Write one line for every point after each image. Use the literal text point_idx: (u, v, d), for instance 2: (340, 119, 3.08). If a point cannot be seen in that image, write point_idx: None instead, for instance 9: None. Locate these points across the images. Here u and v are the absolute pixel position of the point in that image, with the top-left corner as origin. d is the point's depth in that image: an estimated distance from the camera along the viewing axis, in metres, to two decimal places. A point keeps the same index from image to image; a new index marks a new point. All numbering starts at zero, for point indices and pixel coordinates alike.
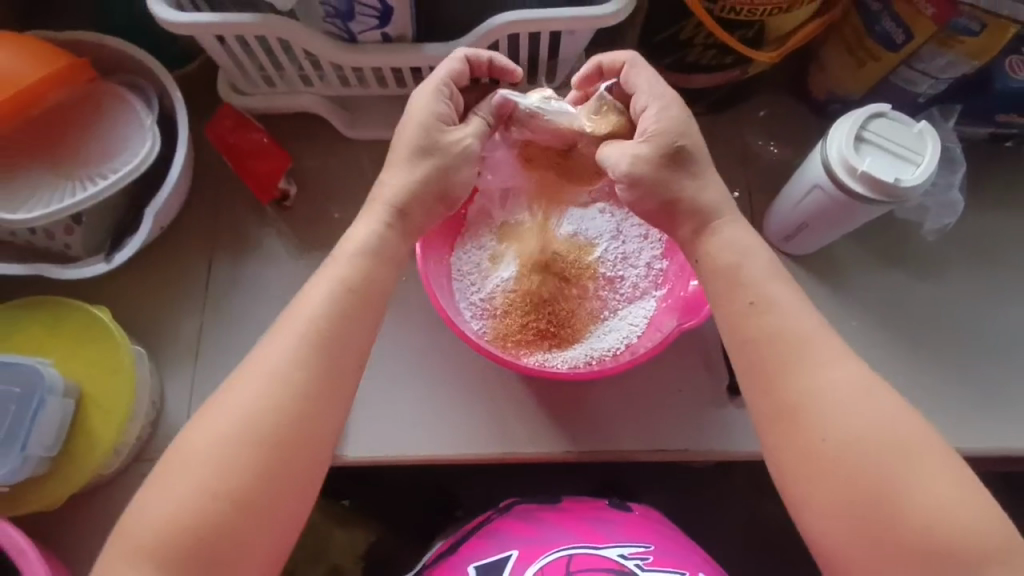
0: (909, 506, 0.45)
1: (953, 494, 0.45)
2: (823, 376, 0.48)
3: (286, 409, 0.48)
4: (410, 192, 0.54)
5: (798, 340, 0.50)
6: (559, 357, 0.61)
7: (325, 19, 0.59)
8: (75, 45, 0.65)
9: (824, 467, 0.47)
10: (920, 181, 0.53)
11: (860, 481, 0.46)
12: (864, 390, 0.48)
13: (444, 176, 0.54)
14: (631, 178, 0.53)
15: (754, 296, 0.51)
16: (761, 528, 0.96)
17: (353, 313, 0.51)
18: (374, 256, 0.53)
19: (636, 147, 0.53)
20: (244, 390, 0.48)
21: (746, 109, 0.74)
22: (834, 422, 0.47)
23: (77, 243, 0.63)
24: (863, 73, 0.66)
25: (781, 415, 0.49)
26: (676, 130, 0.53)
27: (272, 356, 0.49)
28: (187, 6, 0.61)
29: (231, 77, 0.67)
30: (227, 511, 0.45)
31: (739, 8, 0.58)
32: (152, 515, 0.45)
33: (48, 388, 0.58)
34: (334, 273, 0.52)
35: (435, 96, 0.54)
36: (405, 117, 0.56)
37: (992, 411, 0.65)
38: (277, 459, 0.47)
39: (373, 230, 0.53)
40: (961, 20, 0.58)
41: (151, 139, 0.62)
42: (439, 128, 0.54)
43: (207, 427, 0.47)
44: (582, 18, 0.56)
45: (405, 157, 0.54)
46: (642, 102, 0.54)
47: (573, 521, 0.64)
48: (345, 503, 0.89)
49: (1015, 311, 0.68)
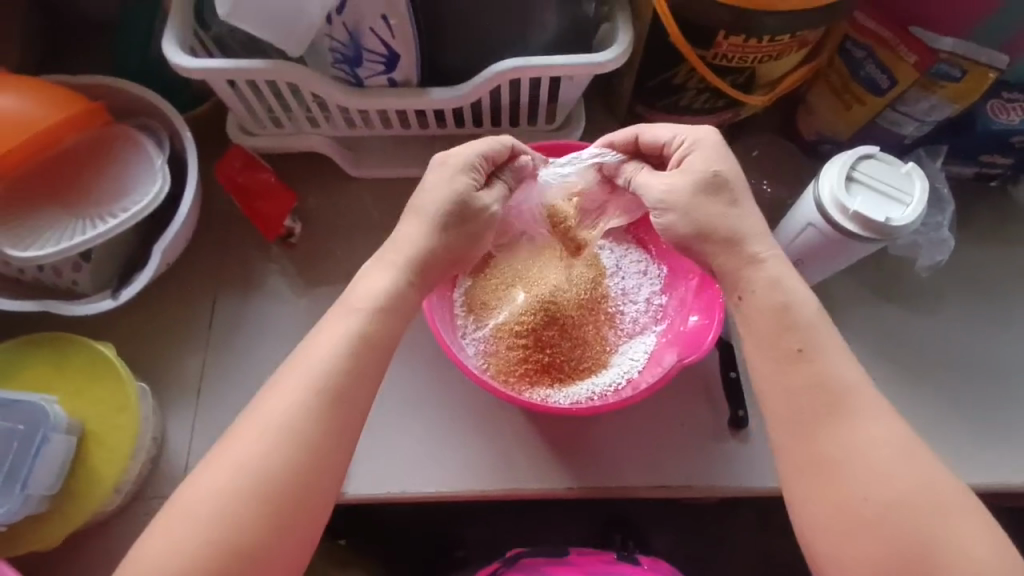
0: (936, 551, 0.45)
1: (976, 539, 0.45)
2: (845, 419, 0.49)
3: (295, 460, 0.48)
4: (430, 249, 0.56)
5: (810, 375, 0.50)
6: (561, 394, 0.61)
7: (333, 64, 0.62)
8: (89, 88, 0.67)
9: (855, 515, 0.46)
10: (908, 221, 0.55)
11: (890, 531, 0.46)
12: (882, 433, 0.48)
13: (465, 238, 0.57)
14: (665, 208, 0.56)
15: (772, 338, 0.52)
16: (768, 566, 0.94)
17: (365, 366, 0.51)
18: (385, 314, 0.53)
19: (671, 179, 0.56)
20: (247, 434, 0.48)
21: (740, 148, 0.77)
22: (855, 468, 0.47)
23: (85, 280, 0.64)
24: (850, 116, 0.69)
25: (796, 453, 0.49)
26: (725, 161, 0.56)
27: (279, 405, 0.49)
28: (199, 51, 0.64)
29: (241, 119, 0.69)
30: (227, 554, 0.45)
31: (730, 55, 0.60)
32: (156, 563, 0.45)
33: (53, 425, 0.58)
34: (344, 327, 0.52)
35: (470, 169, 0.56)
36: (432, 178, 0.57)
37: (989, 447, 0.65)
38: (286, 507, 0.47)
39: (390, 283, 0.54)
40: (942, 66, 0.62)
41: (162, 179, 0.63)
42: (469, 195, 0.56)
43: (224, 457, 0.48)
44: (580, 65, 0.59)
45: (432, 216, 0.56)
46: (683, 147, 0.57)
47: (580, 575, 0.64)
48: (341, 543, 0.85)
49: (1009, 345, 0.69)
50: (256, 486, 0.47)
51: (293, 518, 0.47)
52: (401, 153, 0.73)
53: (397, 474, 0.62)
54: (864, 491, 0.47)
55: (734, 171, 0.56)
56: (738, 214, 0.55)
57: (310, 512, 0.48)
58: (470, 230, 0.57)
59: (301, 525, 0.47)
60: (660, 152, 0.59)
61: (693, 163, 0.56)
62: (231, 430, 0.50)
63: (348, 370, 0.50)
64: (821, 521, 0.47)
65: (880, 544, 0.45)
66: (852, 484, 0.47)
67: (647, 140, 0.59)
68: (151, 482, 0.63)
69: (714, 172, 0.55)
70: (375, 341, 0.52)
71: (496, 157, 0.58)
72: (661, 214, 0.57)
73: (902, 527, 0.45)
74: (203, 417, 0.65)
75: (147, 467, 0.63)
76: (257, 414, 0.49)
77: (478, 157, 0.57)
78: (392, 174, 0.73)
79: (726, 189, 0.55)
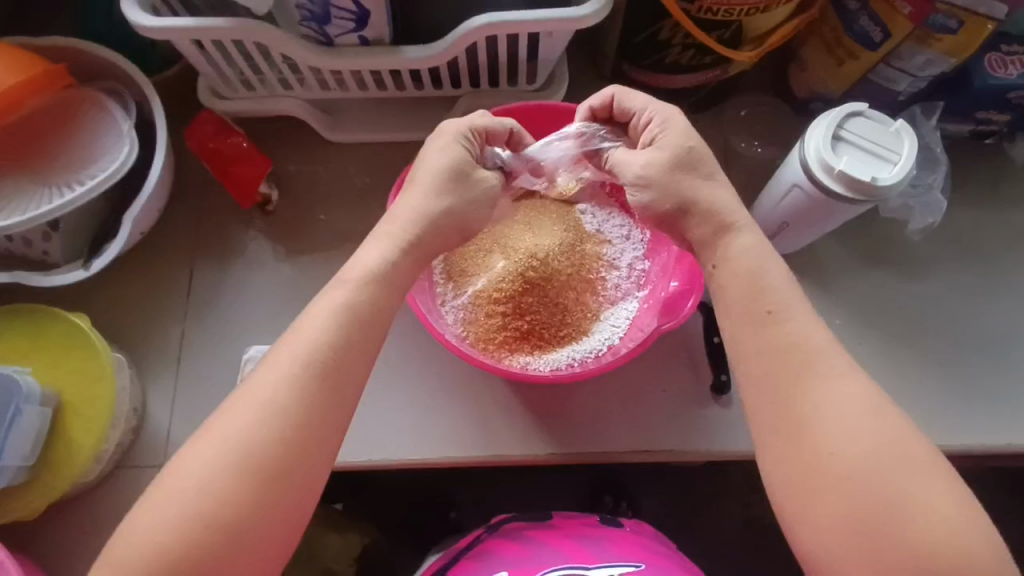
0: (909, 524, 0.44)
1: (954, 514, 0.44)
2: (832, 396, 0.47)
3: (281, 438, 0.47)
4: (430, 222, 0.54)
5: (794, 347, 0.49)
6: (541, 360, 0.60)
7: (301, 23, 0.59)
8: (50, 50, 0.65)
9: (828, 483, 0.45)
10: (897, 179, 0.53)
11: (865, 501, 0.44)
12: (868, 406, 0.47)
13: (464, 214, 0.55)
14: (644, 185, 0.54)
15: (745, 301, 0.51)
16: (758, 526, 0.96)
17: (358, 340, 0.50)
18: (377, 286, 0.52)
19: (648, 156, 0.55)
20: (230, 415, 0.47)
21: (729, 108, 0.75)
22: (837, 438, 0.46)
23: (56, 249, 0.62)
24: (843, 72, 0.66)
25: (785, 429, 0.47)
26: (693, 137, 0.55)
27: (271, 387, 0.48)
28: (164, 11, 0.61)
29: (211, 83, 0.66)
30: (213, 531, 0.45)
31: (716, 8, 0.58)
32: (135, 548, 0.44)
33: (26, 397, 0.57)
34: (333, 301, 0.51)
35: (464, 138, 0.55)
36: (429, 145, 0.56)
37: (974, 410, 0.65)
38: (267, 488, 0.46)
39: (384, 258, 0.52)
40: (938, 17, 0.58)
41: (129, 145, 0.61)
42: (471, 166, 0.55)
43: (206, 441, 0.47)
44: (558, 20, 0.56)
45: (432, 184, 0.54)
46: (652, 122, 0.56)
47: (559, 538, 0.64)
48: (337, 506, 0.87)
49: (1001, 305, 0.68)
50: (242, 459, 0.46)
51: (277, 497, 0.46)
52: (380, 115, 0.71)
53: (378, 442, 0.62)
54: (848, 459, 0.45)
55: (703, 152, 0.55)
56: (712, 187, 0.54)
57: (291, 491, 0.46)
58: (468, 204, 0.55)
59: (287, 496, 0.46)
60: (628, 122, 0.58)
61: (669, 142, 0.55)
62: (214, 414, 0.48)
63: (335, 347, 0.49)
64: (797, 493, 0.46)
65: (853, 513, 0.44)
66: (844, 442, 0.46)
67: (622, 105, 0.57)
68: (133, 450, 0.63)
69: (689, 148, 0.54)
70: (366, 316, 0.51)
71: (491, 132, 0.57)
72: (639, 191, 0.55)
73: (878, 499, 0.44)
74: (184, 386, 0.65)
75: (128, 437, 0.63)
76: (243, 397, 0.48)
77: (469, 129, 0.56)
78: (370, 138, 0.71)
79: (702, 164, 0.54)
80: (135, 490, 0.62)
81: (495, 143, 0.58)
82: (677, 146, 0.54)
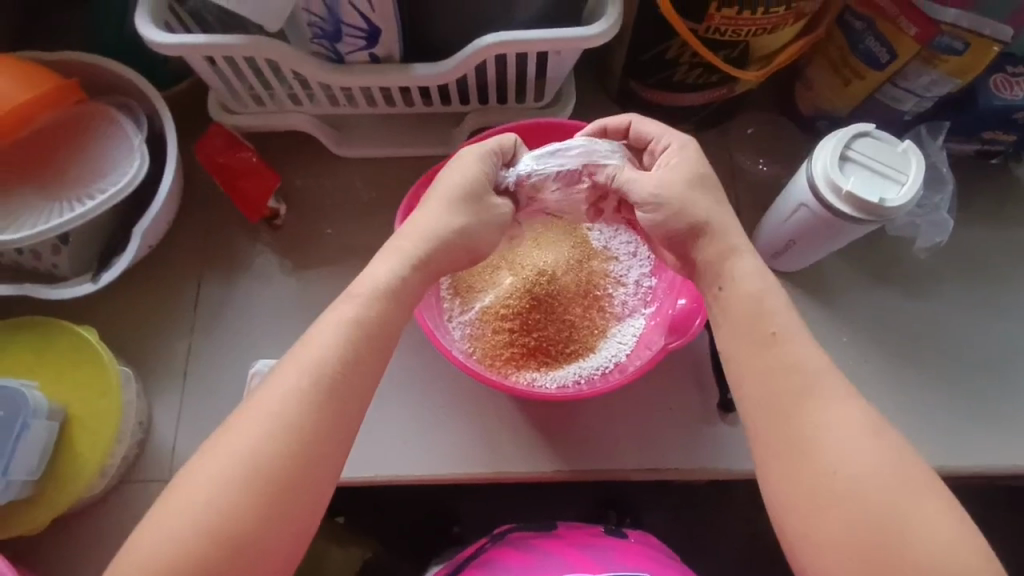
0: (913, 546, 0.43)
1: (957, 537, 0.44)
2: (837, 417, 0.47)
3: (290, 453, 0.47)
4: (441, 239, 0.54)
5: (802, 367, 0.49)
6: (548, 377, 0.60)
7: (312, 40, 0.60)
8: (63, 65, 0.65)
9: (831, 503, 0.45)
10: (905, 200, 0.53)
11: (868, 523, 0.44)
12: (872, 427, 0.47)
13: (475, 234, 0.55)
14: (656, 202, 0.54)
15: (751, 321, 0.50)
16: (762, 543, 0.95)
17: (365, 354, 0.50)
18: (387, 301, 0.52)
19: (660, 176, 0.55)
20: (240, 428, 0.47)
21: (735, 126, 0.75)
22: (841, 459, 0.46)
23: (65, 262, 0.63)
24: (849, 91, 0.67)
25: (791, 449, 0.47)
26: (703, 162, 0.56)
27: (279, 403, 0.48)
28: (177, 27, 0.62)
29: (220, 97, 0.67)
30: (218, 547, 0.44)
31: (723, 28, 0.58)
32: (141, 563, 0.44)
33: (32, 411, 0.57)
34: (342, 315, 0.51)
35: (486, 162, 0.56)
36: (450, 165, 0.57)
37: (980, 429, 0.65)
38: (273, 503, 0.46)
39: (394, 273, 0.52)
40: (944, 39, 0.58)
41: (140, 159, 0.62)
42: (485, 189, 0.55)
43: (215, 456, 0.46)
44: (568, 39, 0.56)
45: (446, 202, 0.54)
46: (665, 145, 0.57)
47: (565, 547, 0.63)
48: (339, 520, 0.87)
49: (1008, 325, 0.68)
50: (251, 471, 0.46)
51: (283, 513, 0.46)
52: (388, 131, 0.71)
53: (384, 457, 0.62)
54: (852, 480, 0.45)
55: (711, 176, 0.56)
56: (719, 211, 0.54)
57: (297, 506, 0.46)
58: (480, 225, 0.55)
59: (291, 513, 0.46)
60: (643, 146, 0.59)
61: (681, 164, 0.55)
62: (223, 429, 0.48)
63: (343, 362, 0.49)
64: (800, 514, 0.46)
65: (856, 535, 0.44)
66: (848, 463, 0.46)
67: (638, 130, 0.58)
68: (138, 463, 0.63)
69: (702, 172, 0.55)
70: (374, 330, 0.51)
71: (504, 151, 0.57)
72: (652, 209, 0.54)
73: (881, 522, 0.44)
74: (189, 399, 0.65)
75: (133, 451, 0.63)
76: (252, 411, 0.48)
77: (491, 151, 0.56)
78: (378, 153, 0.71)
79: (713, 187, 0.55)
80: (138, 504, 0.62)
81: (507, 163, 0.58)
82: (688, 168, 0.55)
